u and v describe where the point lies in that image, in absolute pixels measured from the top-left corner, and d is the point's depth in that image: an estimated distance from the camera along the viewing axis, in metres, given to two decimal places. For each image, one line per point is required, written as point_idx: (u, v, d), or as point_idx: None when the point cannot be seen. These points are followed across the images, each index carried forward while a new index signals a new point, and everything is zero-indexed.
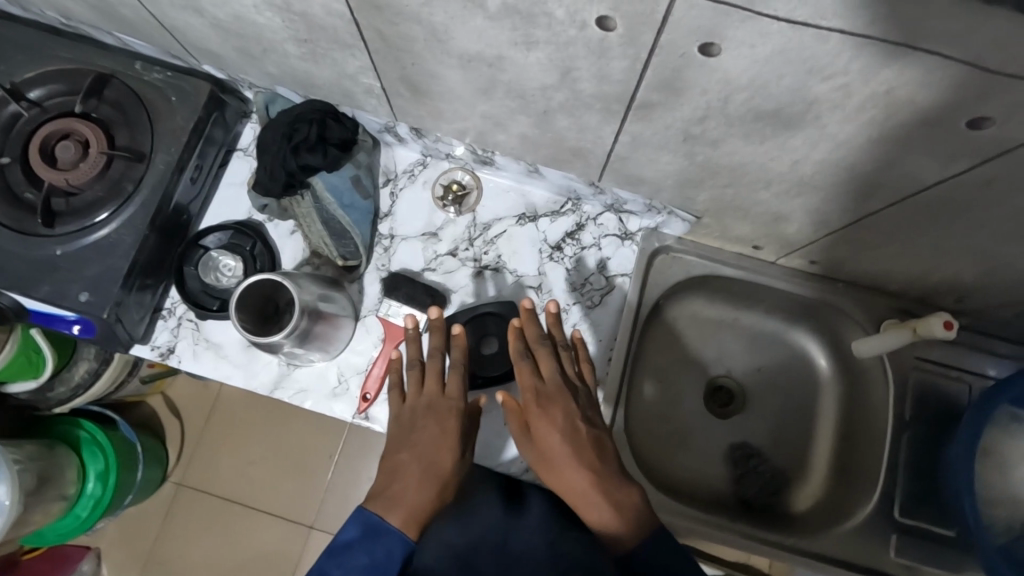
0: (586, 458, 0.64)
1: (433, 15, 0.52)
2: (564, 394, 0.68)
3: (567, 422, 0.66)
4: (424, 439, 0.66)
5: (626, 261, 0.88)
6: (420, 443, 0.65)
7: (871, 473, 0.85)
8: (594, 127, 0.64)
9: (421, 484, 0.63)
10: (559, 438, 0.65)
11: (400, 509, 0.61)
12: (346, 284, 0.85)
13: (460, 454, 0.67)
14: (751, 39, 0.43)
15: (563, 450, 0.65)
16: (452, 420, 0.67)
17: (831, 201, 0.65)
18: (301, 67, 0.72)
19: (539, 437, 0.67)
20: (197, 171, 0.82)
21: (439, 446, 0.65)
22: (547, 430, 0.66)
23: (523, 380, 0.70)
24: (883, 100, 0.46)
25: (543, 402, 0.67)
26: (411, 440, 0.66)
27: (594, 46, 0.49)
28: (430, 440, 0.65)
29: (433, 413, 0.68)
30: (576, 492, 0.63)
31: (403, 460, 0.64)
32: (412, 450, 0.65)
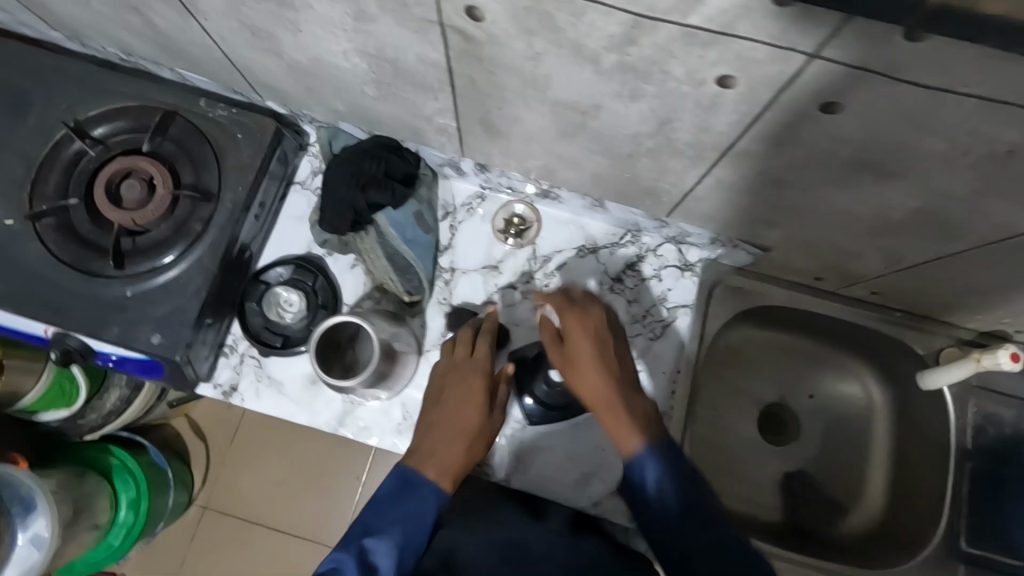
0: (614, 377, 0.64)
1: (537, 68, 0.52)
2: (598, 313, 0.69)
3: (603, 349, 0.66)
4: (452, 402, 0.72)
5: (686, 293, 0.88)
6: (450, 404, 0.72)
7: (932, 502, 0.86)
8: (678, 170, 0.64)
9: (450, 438, 0.69)
10: (592, 355, 0.65)
11: (433, 464, 0.67)
12: (408, 319, 0.85)
13: (486, 410, 0.72)
14: (877, 100, 0.43)
15: (595, 369, 0.65)
16: (479, 383, 0.73)
17: (912, 242, 0.65)
18: (374, 106, 0.72)
19: (571, 353, 0.66)
20: (260, 209, 0.81)
21: (464, 406, 0.72)
22: (580, 347, 0.66)
23: (557, 300, 0.70)
24: (1000, 158, 0.46)
25: (578, 312, 0.68)
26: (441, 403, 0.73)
27: (704, 101, 0.49)
28: (458, 401, 0.71)
29: (460, 376, 0.74)
30: (602, 400, 0.63)
31: (435, 419, 0.71)
32: (442, 413, 0.71)
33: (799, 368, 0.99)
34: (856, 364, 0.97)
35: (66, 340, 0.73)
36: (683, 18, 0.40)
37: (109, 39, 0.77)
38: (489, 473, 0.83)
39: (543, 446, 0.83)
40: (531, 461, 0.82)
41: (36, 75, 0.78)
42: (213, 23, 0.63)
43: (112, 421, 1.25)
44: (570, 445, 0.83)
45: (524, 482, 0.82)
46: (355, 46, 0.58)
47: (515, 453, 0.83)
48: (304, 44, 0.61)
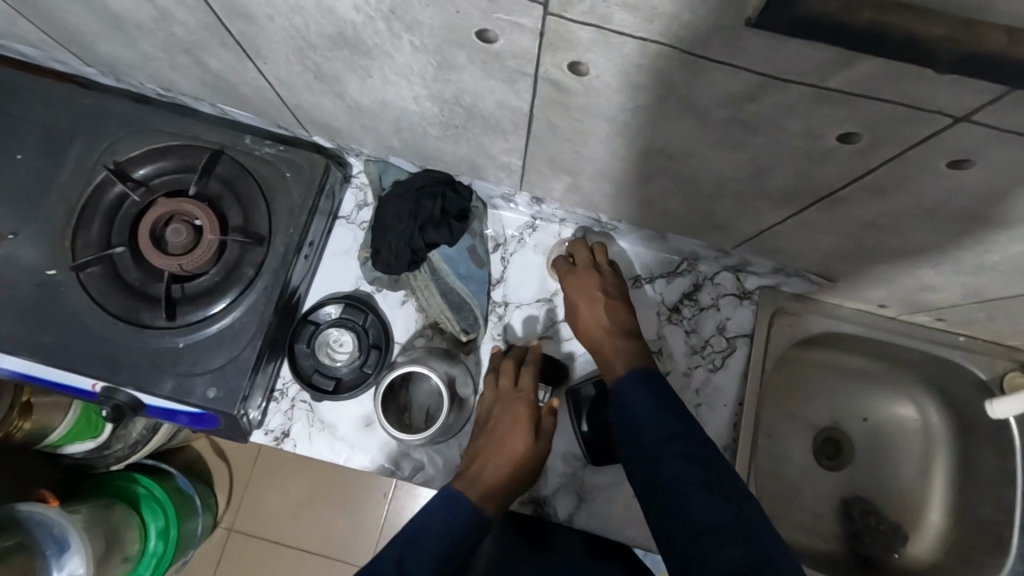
0: (609, 325, 0.74)
1: (633, 117, 0.50)
2: (598, 276, 0.79)
3: (601, 302, 0.76)
4: (499, 428, 0.71)
5: (745, 322, 0.86)
6: (500, 429, 0.72)
7: (998, 529, 0.84)
8: (760, 210, 0.62)
9: (499, 462, 0.68)
10: (591, 311, 0.76)
11: (477, 483, 0.65)
12: (463, 356, 0.82)
13: (534, 437, 0.71)
14: (1014, 158, 0.41)
15: (592, 314, 0.76)
16: (525, 408, 0.72)
17: (1001, 278, 0.63)
18: (435, 143, 0.69)
19: (576, 307, 0.77)
20: (309, 249, 0.78)
21: (512, 430, 0.71)
22: (583, 305, 0.77)
23: (565, 271, 0.80)
24: None
25: (584, 276, 0.78)
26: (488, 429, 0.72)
27: (815, 153, 0.47)
28: (505, 426, 0.71)
29: (506, 404, 0.74)
30: (597, 351, 0.73)
31: (482, 444, 0.70)
32: (488, 437, 0.71)
33: (852, 390, 0.98)
34: (912, 386, 0.96)
35: (117, 394, 0.70)
36: (820, 81, 0.38)
37: (150, 75, 0.74)
38: (551, 514, 0.80)
39: (606, 485, 0.81)
40: (594, 501, 0.80)
41: (75, 114, 0.75)
42: (274, 65, 0.60)
43: (139, 451, 1.15)
44: (634, 484, 0.81)
45: (588, 523, 0.80)
46: (431, 90, 0.55)
47: (578, 492, 0.81)
48: (372, 87, 0.58)
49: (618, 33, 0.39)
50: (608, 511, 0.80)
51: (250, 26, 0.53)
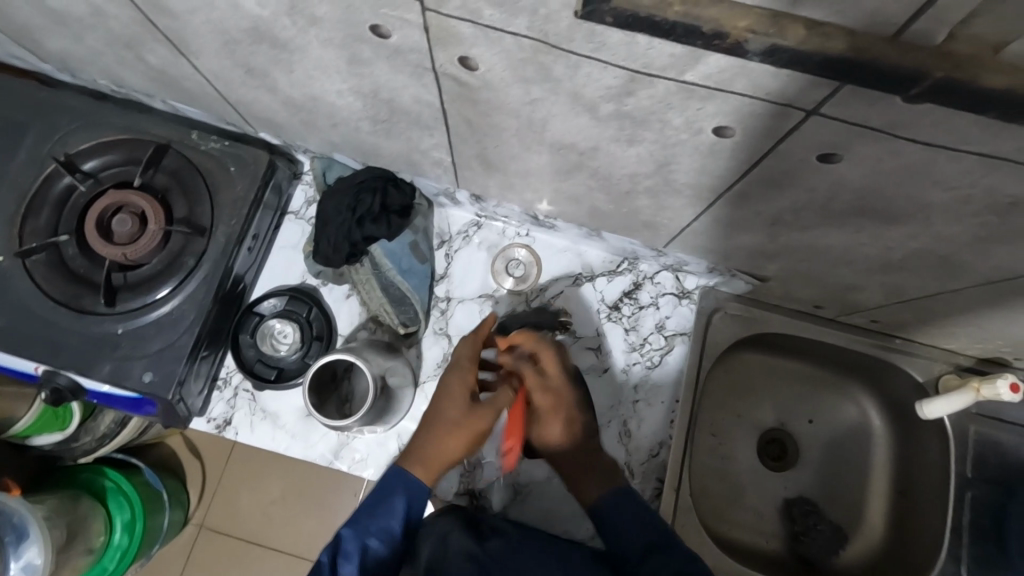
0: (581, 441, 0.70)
1: (534, 111, 0.51)
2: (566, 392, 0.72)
3: (570, 420, 0.71)
4: (441, 398, 0.68)
5: (683, 320, 0.87)
6: (437, 399, 0.69)
7: (933, 532, 0.84)
8: (676, 208, 0.63)
9: (442, 437, 0.66)
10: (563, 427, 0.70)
11: (420, 460, 0.66)
12: (404, 349, 0.84)
13: (474, 402, 0.68)
14: (878, 153, 0.43)
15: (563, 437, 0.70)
16: (461, 379, 0.69)
17: (915, 278, 0.64)
18: (370, 140, 0.71)
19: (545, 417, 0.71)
20: (253, 241, 0.80)
21: (452, 401, 0.68)
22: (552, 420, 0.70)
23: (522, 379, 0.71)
24: (1003, 210, 0.45)
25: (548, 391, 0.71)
26: (450, 416, 0.67)
27: (701, 148, 0.49)
28: (444, 397, 0.68)
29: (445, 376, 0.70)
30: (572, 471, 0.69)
31: (424, 425, 0.68)
32: (431, 408, 0.69)
33: (798, 392, 0.99)
34: (856, 388, 0.96)
35: (57, 378, 0.71)
36: (679, 76, 0.40)
37: (100, 71, 0.76)
38: (486, 506, 0.81)
39: (541, 478, 0.82)
40: (529, 494, 0.81)
41: (29, 108, 0.78)
42: (206, 61, 0.62)
43: (107, 445, 1.15)
44: None
45: (521, 515, 0.81)
46: (349, 87, 0.57)
47: (513, 484, 0.82)
48: (297, 82, 0.60)
49: (492, 28, 0.41)
50: (541, 505, 0.81)
51: (176, 23, 0.55)
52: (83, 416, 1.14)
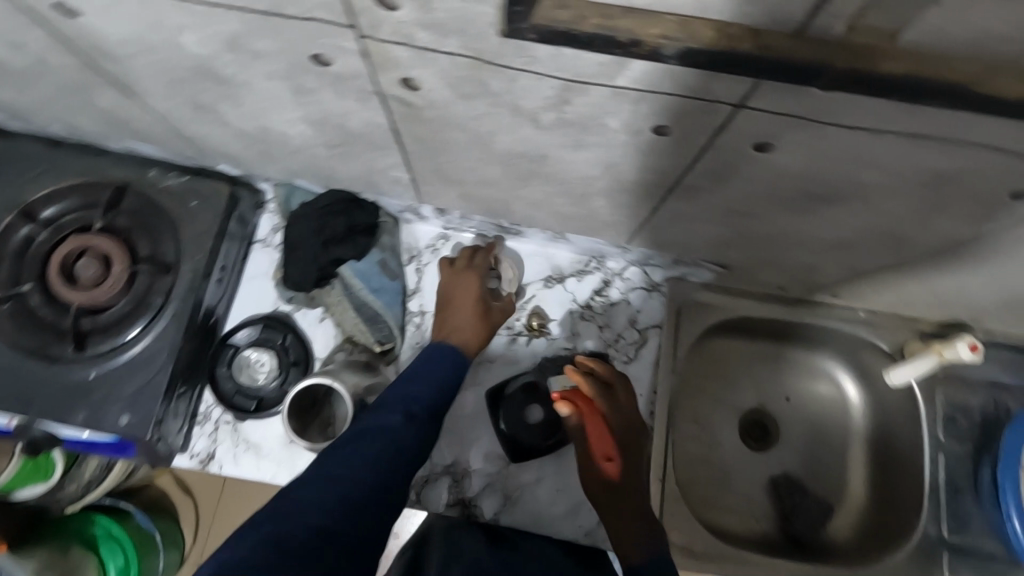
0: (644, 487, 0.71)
1: (481, 125, 0.52)
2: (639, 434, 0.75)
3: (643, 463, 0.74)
4: (461, 291, 0.80)
5: (654, 313, 0.89)
6: (457, 293, 0.80)
7: (913, 494, 0.87)
8: (631, 206, 0.65)
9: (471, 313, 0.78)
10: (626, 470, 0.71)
11: (463, 329, 0.75)
12: (382, 367, 0.84)
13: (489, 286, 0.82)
14: (807, 140, 0.45)
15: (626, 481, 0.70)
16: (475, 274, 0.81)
17: (865, 253, 0.67)
18: (327, 164, 0.72)
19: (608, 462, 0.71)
20: (222, 273, 0.80)
21: (469, 288, 0.80)
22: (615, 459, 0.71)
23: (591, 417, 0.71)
24: (930, 182, 0.48)
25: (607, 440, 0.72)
26: (469, 296, 0.79)
27: (645, 148, 0.50)
28: (468, 288, 0.80)
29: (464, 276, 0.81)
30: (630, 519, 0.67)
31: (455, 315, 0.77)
32: (458, 302, 0.79)
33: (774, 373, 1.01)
34: (829, 363, 0.98)
35: (31, 429, 0.71)
36: (610, 81, 0.41)
37: (51, 118, 0.76)
38: (477, 515, 0.82)
39: (529, 481, 0.82)
40: (519, 499, 0.82)
41: None
42: (154, 100, 0.63)
43: (93, 492, 1.13)
44: (554, 478, 0.82)
45: (513, 520, 0.81)
46: (299, 115, 0.58)
47: (502, 490, 0.82)
48: (249, 114, 0.61)
49: (427, 50, 0.42)
50: (530, 509, 0.82)
51: (120, 67, 0.56)
52: (66, 464, 1.12)
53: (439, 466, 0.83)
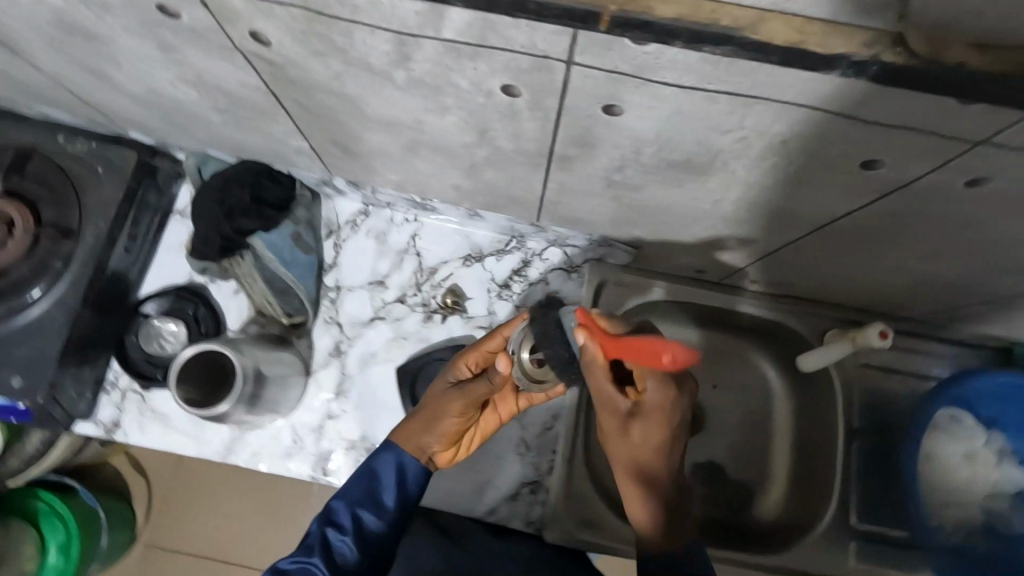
0: (676, 420, 0.63)
1: (346, 86, 0.52)
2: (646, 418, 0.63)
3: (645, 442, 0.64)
4: (451, 414, 0.72)
5: (573, 294, 0.89)
6: (435, 414, 0.72)
7: (826, 481, 0.86)
8: (523, 177, 0.64)
9: (445, 427, 0.72)
10: (663, 399, 0.61)
11: (432, 439, 0.72)
12: (294, 340, 0.84)
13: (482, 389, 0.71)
14: (648, 101, 0.44)
15: (631, 435, 0.63)
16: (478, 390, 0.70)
17: (759, 232, 0.66)
18: (228, 133, 0.71)
19: (638, 397, 0.63)
20: (131, 241, 0.80)
21: (454, 412, 0.71)
22: (651, 390, 0.61)
23: (626, 350, 0.55)
24: (781, 148, 0.47)
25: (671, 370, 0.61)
26: (451, 426, 0.72)
27: (505, 110, 0.50)
28: (458, 416, 0.72)
29: (471, 396, 0.71)
30: (635, 465, 0.65)
31: (437, 426, 0.72)
32: (440, 410, 0.72)
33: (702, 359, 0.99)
34: (758, 355, 0.94)
35: None
36: (437, 34, 0.41)
37: None
38: None
39: None
40: None
41: None
42: (40, 59, 0.62)
43: (34, 467, 1.10)
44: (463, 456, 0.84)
45: None
46: (178, 76, 0.58)
47: None
48: (131, 75, 0.60)
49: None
50: (439, 485, 0.85)
51: None
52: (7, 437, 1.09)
53: (346, 441, 0.83)
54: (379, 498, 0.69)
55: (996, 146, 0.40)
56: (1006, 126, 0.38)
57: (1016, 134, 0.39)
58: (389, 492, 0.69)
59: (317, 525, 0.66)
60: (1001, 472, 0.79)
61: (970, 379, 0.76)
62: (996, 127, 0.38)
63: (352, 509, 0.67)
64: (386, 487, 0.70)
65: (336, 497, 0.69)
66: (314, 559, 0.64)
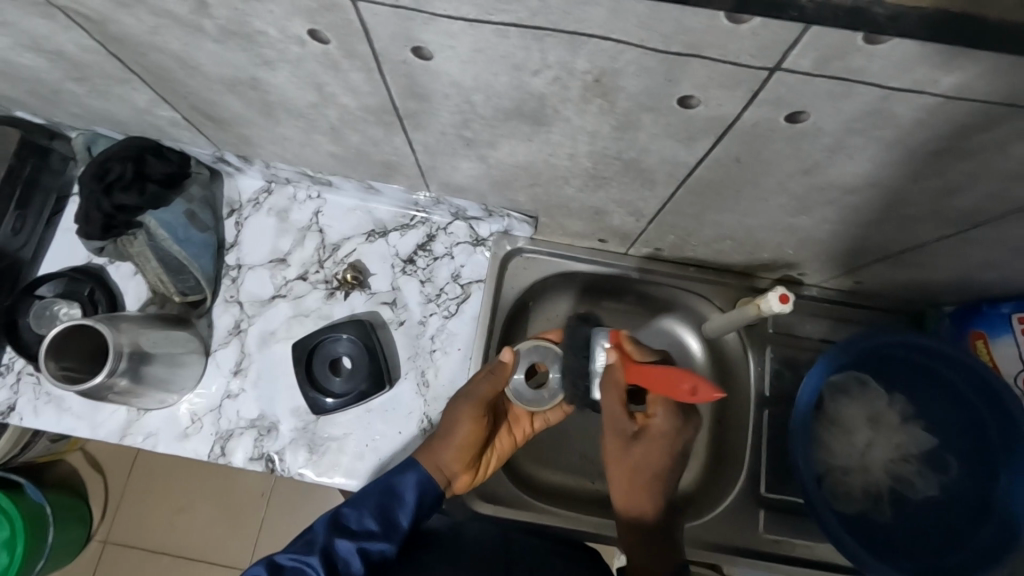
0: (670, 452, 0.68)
1: (170, 43, 0.51)
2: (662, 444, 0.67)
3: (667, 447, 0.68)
4: (462, 420, 0.72)
5: (477, 268, 0.87)
6: (447, 422, 0.73)
7: (738, 449, 0.84)
8: (385, 139, 0.63)
9: (460, 434, 0.72)
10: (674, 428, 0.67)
11: (448, 446, 0.71)
12: (194, 320, 0.83)
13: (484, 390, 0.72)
14: (444, 40, 0.42)
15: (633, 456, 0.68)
16: (483, 391, 0.72)
17: (628, 190, 0.64)
18: (100, 105, 0.71)
19: (647, 421, 0.68)
20: (19, 220, 0.80)
21: (462, 419, 0.72)
22: (660, 416, 0.67)
23: (648, 374, 0.64)
24: (597, 89, 0.45)
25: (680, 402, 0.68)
26: (461, 433, 0.71)
27: (324, 61, 0.49)
28: (469, 421, 0.72)
29: (479, 401, 0.72)
30: (645, 485, 0.69)
31: (450, 435, 0.72)
32: (452, 415, 0.73)
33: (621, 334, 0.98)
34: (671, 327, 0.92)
35: None
36: None
37: None
38: (281, 469, 0.80)
39: (337, 435, 0.80)
40: (324, 452, 0.80)
41: None
42: None
43: None
44: (363, 433, 0.80)
45: (314, 474, 0.79)
46: (20, 41, 0.57)
47: (308, 444, 0.80)
48: None
49: None
50: None
51: None
52: None
53: (245, 420, 0.81)
54: (392, 515, 0.66)
55: (791, 71, 0.39)
56: (785, 44, 0.36)
57: (800, 53, 0.37)
58: (403, 512, 0.67)
59: (324, 526, 0.64)
60: (906, 435, 0.78)
61: (865, 341, 0.74)
62: (779, 46, 0.37)
63: (362, 517, 0.65)
64: (403, 507, 0.67)
65: (347, 503, 0.66)
66: (311, 559, 0.61)
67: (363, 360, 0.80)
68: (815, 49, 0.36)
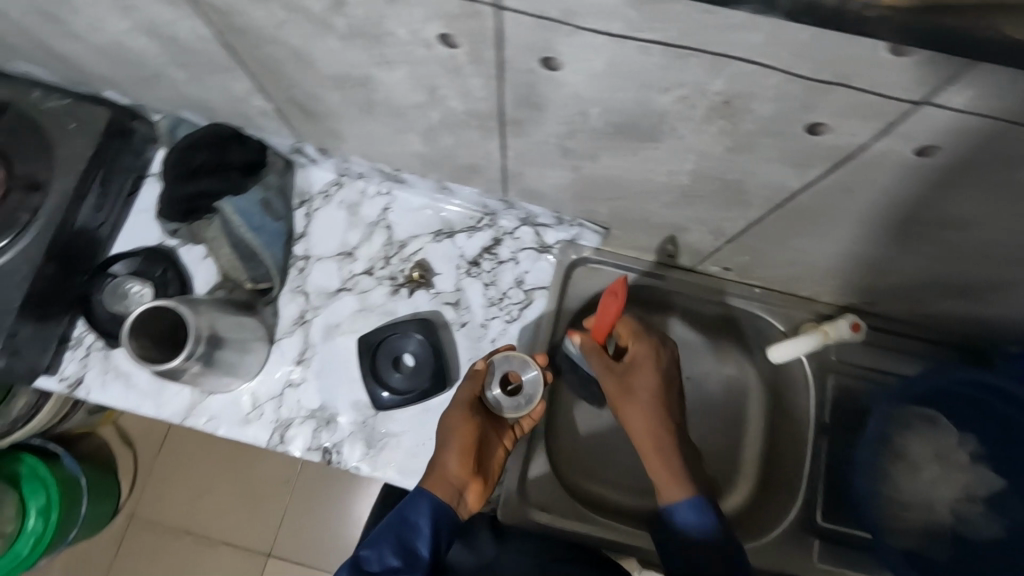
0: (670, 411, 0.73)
1: (292, 38, 0.52)
2: (643, 379, 0.73)
3: (653, 402, 0.72)
4: (451, 432, 0.71)
5: (541, 274, 0.87)
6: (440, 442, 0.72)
7: (792, 474, 0.84)
8: (479, 144, 0.63)
9: (451, 445, 0.70)
10: (649, 348, 0.75)
11: (444, 459, 0.70)
12: (261, 307, 0.84)
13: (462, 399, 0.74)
14: (581, 53, 0.42)
15: (637, 393, 0.73)
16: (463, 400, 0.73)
17: (717, 210, 0.64)
18: (193, 92, 0.72)
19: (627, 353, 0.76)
20: (101, 198, 0.81)
21: (452, 432, 0.71)
22: (635, 343, 0.75)
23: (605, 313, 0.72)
24: (724, 110, 0.45)
25: (653, 335, 0.76)
26: (454, 444, 0.70)
27: (446, 65, 0.49)
28: (455, 430, 0.71)
29: (460, 411, 0.73)
30: (658, 442, 0.70)
31: (444, 449, 0.71)
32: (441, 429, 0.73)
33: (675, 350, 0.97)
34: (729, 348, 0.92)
35: None
36: None
37: None
38: (338, 462, 0.80)
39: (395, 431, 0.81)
40: (381, 448, 0.80)
41: None
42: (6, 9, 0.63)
43: (24, 428, 1.07)
44: (421, 433, 0.80)
45: (370, 469, 0.80)
46: (136, 26, 0.58)
47: (366, 439, 0.81)
48: (91, 26, 0.61)
49: None
50: None
51: None
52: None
53: (305, 410, 0.82)
54: (412, 546, 0.65)
55: (939, 107, 0.39)
56: (943, 81, 0.36)
57: (955, 91, 0.37)
58: (423, 541, 0.65)
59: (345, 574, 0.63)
60: (973, 474, 0.76)
61: None
62: (936, 83, 0.36)
63: (382, 556, 0.64)
64: (421, 536, 0.65)
65: (365, 546, 0.65)
66: None
67: (428, 359, 0.81)
68: (976, 87, 0.36)
